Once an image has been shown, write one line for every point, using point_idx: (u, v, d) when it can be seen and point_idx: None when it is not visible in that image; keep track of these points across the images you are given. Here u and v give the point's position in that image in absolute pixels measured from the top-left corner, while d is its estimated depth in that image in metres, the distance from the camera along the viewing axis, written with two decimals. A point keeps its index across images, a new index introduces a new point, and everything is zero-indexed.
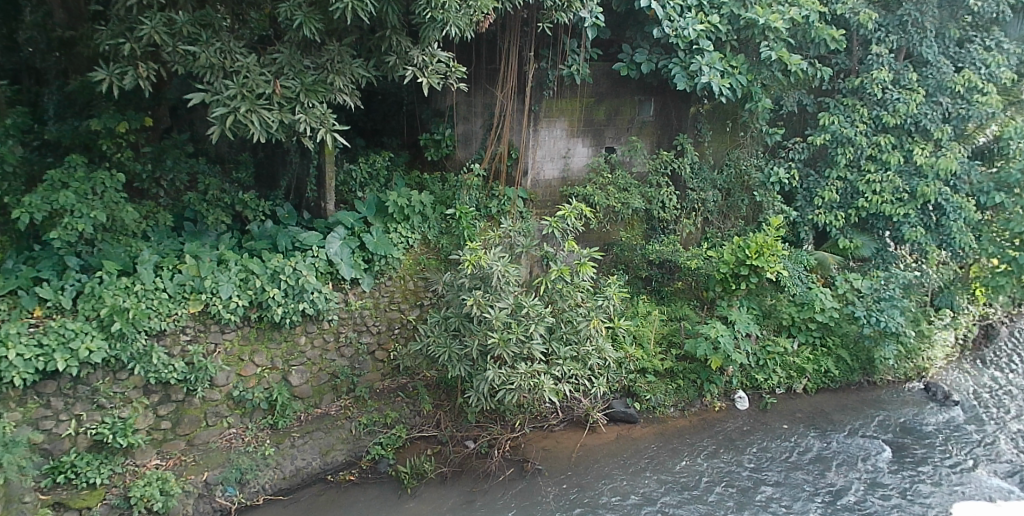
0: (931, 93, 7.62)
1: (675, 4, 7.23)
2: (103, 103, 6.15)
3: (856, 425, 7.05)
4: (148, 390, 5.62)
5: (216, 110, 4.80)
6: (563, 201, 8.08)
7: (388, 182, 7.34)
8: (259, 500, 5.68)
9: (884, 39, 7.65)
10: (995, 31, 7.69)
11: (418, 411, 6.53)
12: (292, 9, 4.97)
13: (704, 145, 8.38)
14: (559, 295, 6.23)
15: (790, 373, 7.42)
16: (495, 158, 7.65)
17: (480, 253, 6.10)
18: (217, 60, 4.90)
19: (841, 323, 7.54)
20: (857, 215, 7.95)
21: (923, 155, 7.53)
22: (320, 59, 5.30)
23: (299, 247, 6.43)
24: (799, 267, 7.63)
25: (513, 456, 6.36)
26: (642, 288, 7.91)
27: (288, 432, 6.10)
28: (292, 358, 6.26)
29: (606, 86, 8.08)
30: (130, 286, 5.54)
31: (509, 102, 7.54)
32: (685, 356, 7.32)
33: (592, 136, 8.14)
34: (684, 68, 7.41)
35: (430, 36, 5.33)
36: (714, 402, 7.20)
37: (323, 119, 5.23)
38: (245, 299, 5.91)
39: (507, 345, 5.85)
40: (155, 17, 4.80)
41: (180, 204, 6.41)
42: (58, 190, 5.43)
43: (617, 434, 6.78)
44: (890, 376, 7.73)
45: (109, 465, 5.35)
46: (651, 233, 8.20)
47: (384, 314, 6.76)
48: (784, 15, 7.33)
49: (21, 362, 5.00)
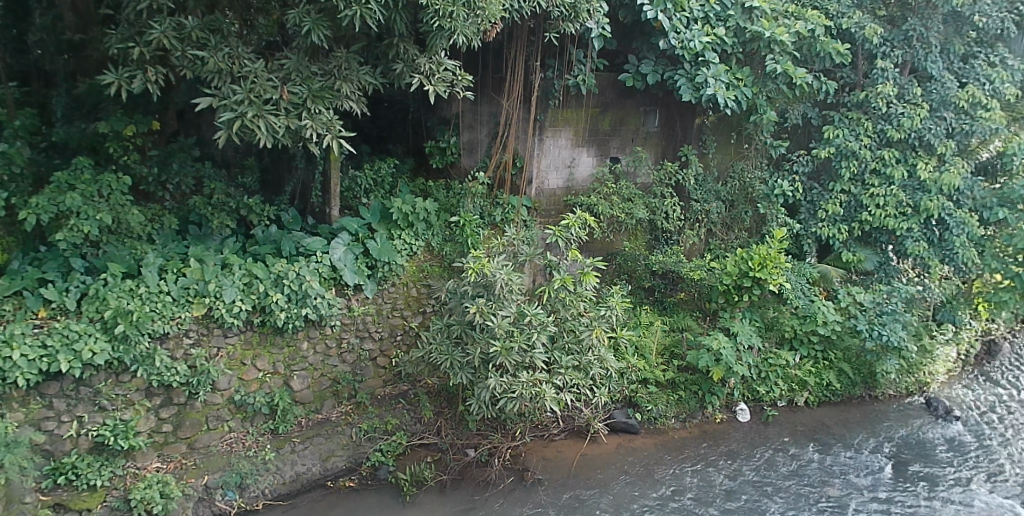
0: (934, 108, 7.66)
1: (681, 16, 7.27)
2: (111, 105, 6.18)
3: (857, 439, 7.03)
4: (150, 393, 5.63)
5: (223, 115, 4.80)
6: (567, 209, 8.14)
7: (394, 189, 7.38)
8: (259, 505, 5.71)
9: (889, 54, 7.71)
10: (999, 47, 7.73)
11: (419, 418, 6.54)
12: (300, 15, 5.02)
13: (709, 158, 8.42)
14: (562, 304, 6.22)
15: (790, 386, 7.40)
16: (501, 166, 7.74)
17: (483, 260, 6.05)
18: (225, 65, 4.91)
19: (843, 337, 7.53)
20: (861, 229, 7.97)
21: (926, 170, 7.56)
22: (327, 66, 5.32)
23: (302, 253, 6.43)
24: (801, 280, 7.61)
25: (513, 465, 6.35)
26: (644, 298, 7.92)
27: (288, 437, 6.11)
28: (294, 363, 6.26)
29: (612, 96, 8.13)
30: (134, 289, 5.54)
31: (513, 111, 7.63)
32: (686, 368, 7.31)
33: (597, 145, 8.19)
34: (690, 80, 7.43)
35: (438, 45, 5.36)
36: (715, 414, 7.18)
37: (329, 125, 5.25)
38: (248, 303, 5.91)
39: (508, 354, 5.85)
40: (164, 21, 4.83)
41: (185, 208, 6.43)
42: (65, 191, 5.47)
43: (616, 444, 6.76)
44: (891, 391, 7.70)
45: (109, 468, 5.36)
46: (654, 244, 8.17)
47: (386, 321, 6.73)
48: (789, 28, 7.40)
49: (25, 363, 5.02)
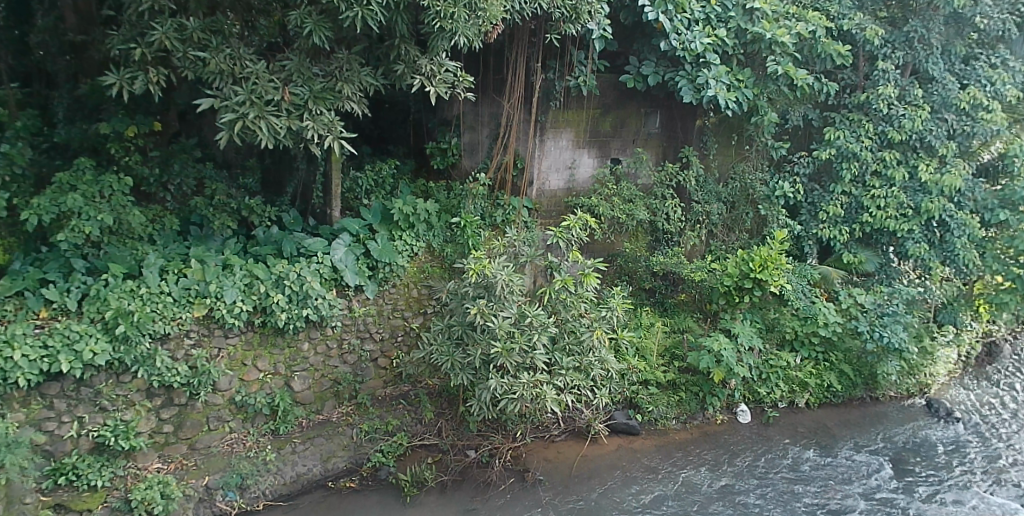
0: (936, 110, 7.66)
1: (683, 17, 7.27)
2: (112, 106, 6.20)
3: (858, 440, 7.03)
4: (150, 393, 5.63)
5: (225, 116, 4.81)
6: (567, 210, 8.14)
7: (395, 189, 7.37)
8: (259, 506, 5.72)
9: (890, 55, 7.71)
10: (1000, 48, 7.73)
11: (419, 418, 6.54)
12: (302, 16, 5.03)
13: (710, 159, 8.42)
14: (563, 305, 6.22)
15: (791, 387, 7.40)
16: (501, 167, 7.75)
17: (484, 261, 6.04)
18: (227, 66, 4.91)
19: (844, 338, 7.51)
20: (862, 230, 7.97)
21: (928, 172, 7.54)
22: (329, 67, 5.33)
23: (303, 253, 6.43)
24: (802, 282, 7.63)
25: (513, 466, 6.35)
26: (645, 299, 7.91)
27: (289, 437, 6.11)
28: (294, 364, 6.26)
29: (612, 97, 8.14)
30: (136, 289, 5.54)
31: (515, 112, 7.64)
32: (686, 369, 7.30)
33: (598, 146, 8.19)
34: (691, 81, 7.44)
35: (439, 46, 5.36)
36: (716, 415, 7.18)
37: (331, 126, 5.25)
38: (249, 304, 5.92)
39: (509, 355, 5.85)
40: (165, 23, 4.83)
41: (186, 209, 6.43)
42: (66, 192, 5.48)
43: (617, 445, 6.76)
44: (891, 392, 7.69)
45: (110, 468, 5.36)
46: (655, 245, 8.15)
47: (387, 321, 6.73)
48: (791, 29, 7.39)
49: (26, 363, 5.02)
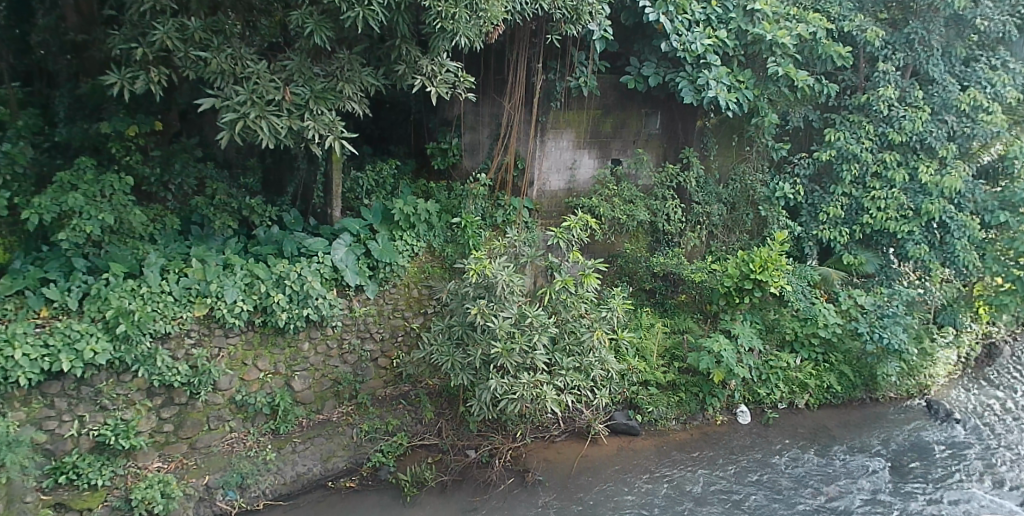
0: (936, 111, 7.67)
1: (683, 18, 7.27)
2: (113, 106, 6.21)
3: (857, 441, 7.03)
4: (150, 393, 5.63)
5: (226, 116, 4.82)
6: (568, 211, 8.14)
7: (395, 189, 7.37)
8: (259, 505, 5.72)
9: (891, 56, 7.72)
10: (1000, 50, 7.74)
11: (419, 418, 6.55)
12: (303, 16, 5.04)
13: (710, 160, 8.42)
14: (563, 306, 6.22)
15: (791, 388, 7.40)
16: (502, 167, 7.76)
17: (484, 261, 6.05)
18: (228, 66, 4.92)
19: (843, 339, 7.52)
20: (862, 231, 7.98)
21: (928, 173, 7.55)
22: (330, 67, 5.34)
23: (304, 253, 6.44)
24: (802, 283, 7.64)
25: (513, 466, 6.35)
26: (646, 300, 7.92)
27: (289, 437, 6.12)
28: (294, 364, 6.26)
29: (613, 98, 8.14)
30: (137, 288, 5.55)
31: (515, 113, 7.64)
32: (686, 369, 7.30)
33: (598, 147, 8.19)
34: (692, 82, 7.44)
35: (440, 46, 5.37)
36: (716, 416, 7.18)
37: (332, 126, 5.25)
38: (249, 304, 5.92)
39: (510, 355, 5.86)
40: (167, 23, 4.84)
41: (186, 208, 6.44)
42: (68, 191, 5.49)
43: (617, 445, 6.76)
44: (891, 393, 7.70)
45: (110, 467, 5.36)
46: (655, 246, 8.15)
47: (387, 321, 6.74)
48: (791, 31, 7.40)
49: (27, 362, 5.03)
